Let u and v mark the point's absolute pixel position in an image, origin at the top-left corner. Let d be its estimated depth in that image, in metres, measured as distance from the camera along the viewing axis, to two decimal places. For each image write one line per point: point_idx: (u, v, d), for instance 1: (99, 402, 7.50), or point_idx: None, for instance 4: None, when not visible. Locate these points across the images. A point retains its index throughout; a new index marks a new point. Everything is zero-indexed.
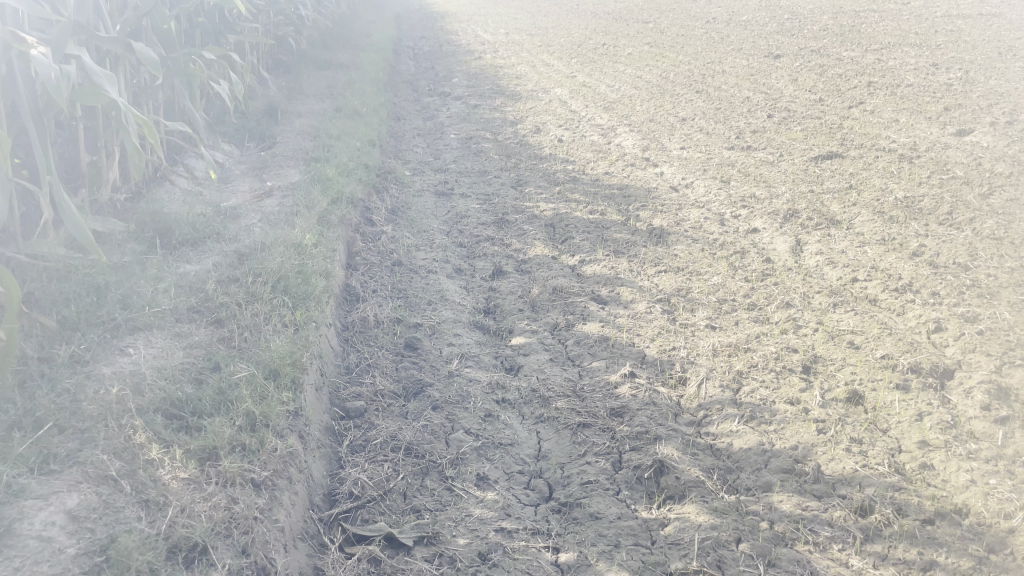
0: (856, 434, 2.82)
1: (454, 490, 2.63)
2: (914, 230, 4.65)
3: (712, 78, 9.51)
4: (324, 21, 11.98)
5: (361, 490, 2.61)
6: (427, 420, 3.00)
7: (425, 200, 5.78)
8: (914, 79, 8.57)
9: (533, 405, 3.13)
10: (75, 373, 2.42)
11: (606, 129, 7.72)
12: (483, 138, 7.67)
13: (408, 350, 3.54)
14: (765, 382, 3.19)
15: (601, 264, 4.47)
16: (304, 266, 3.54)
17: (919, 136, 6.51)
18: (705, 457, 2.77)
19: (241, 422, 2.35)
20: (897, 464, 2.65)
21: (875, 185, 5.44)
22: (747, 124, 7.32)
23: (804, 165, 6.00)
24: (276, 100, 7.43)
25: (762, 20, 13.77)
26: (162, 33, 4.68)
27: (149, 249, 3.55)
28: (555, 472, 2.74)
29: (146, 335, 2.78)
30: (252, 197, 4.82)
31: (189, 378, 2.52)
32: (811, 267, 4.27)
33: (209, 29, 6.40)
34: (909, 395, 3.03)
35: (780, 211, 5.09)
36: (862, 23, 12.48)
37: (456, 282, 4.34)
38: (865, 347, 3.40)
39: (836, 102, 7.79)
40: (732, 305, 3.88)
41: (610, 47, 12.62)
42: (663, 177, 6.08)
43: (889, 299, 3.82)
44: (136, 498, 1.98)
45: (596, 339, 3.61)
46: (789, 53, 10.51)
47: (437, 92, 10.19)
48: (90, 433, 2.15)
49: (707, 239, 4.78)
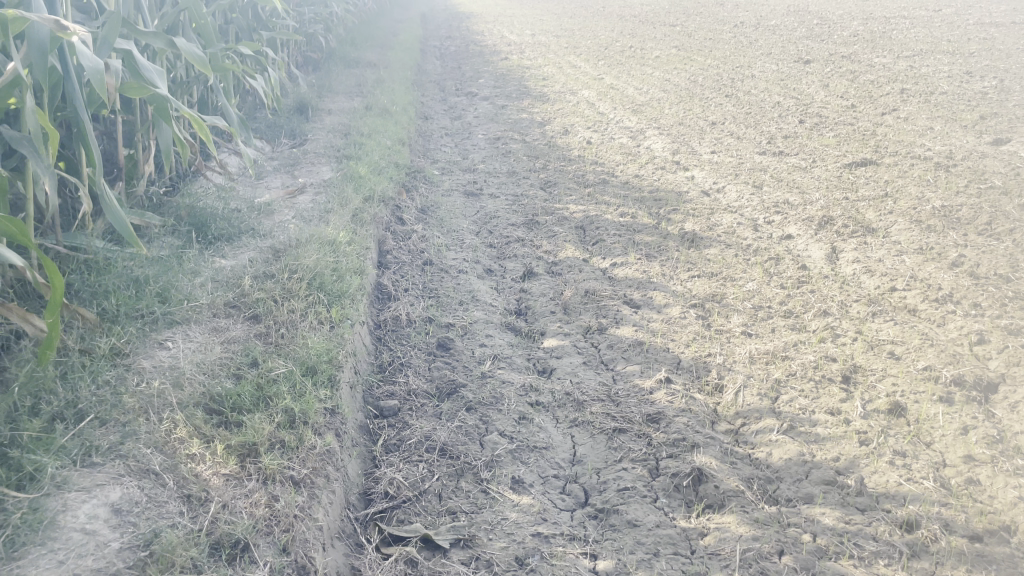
0: (899, 446, 2.76)
1: (489, 493, 2.60)
2: (952, 240, 4.57)
3: (741, 82, 9.44)
4: (352, 20, 12.05)
5: (396, 490, 2.59)
6: (461, 421, 2.97)
7: (454, 200, 5.76)
8: (948, 87, 8.46)
9: (567, 408, 3.09)
10: (116, 365, 2.41)
11: (635, 131, 7.68)
12: (512, 138, 7.66)
13: (441, 351, 3.51)
14: (804, 392, 3.13)
15: (633, 267, 4.43)
16: (339, 264, 3.53)
17: (955, 144, 6.41)
18: (743, 466, 2.73)
19: (280, 417, 2.34)
20: (942, 478, 2.60)
21: (911, 193, 5.35)
22: (778, 129, 7.25)
23: (838, 172, 5.92)
24: (307, 98, 7.43)
25: (790, 24, 13.66)
26: (198, 28, 4.63)
27: (186, 243, 3.57)
28: (590, 477, 2.71)
29: (184, 330, 2.78)
30: (285, 192, 4.84)
31: (228, 374, 2.51)
32: (848, 275, 4.20)
33: (242, 26, 6.38)
34: (953, 408, 2.96)
35: (815, 218, 5.02)
36: (893, 30, 12.35)
37: (487, 282, 4.32)
38: (906, 357, 3.33)
39: (869, 108, 7.69)
40: (768, 312, 3.83)
41: (637, 50, 12.57)
42: (694, 180, 6.03)
43: (928, 309, 3.75)
44: (177, 493, 1.97)
45: (630, 344, 3.57)
46: (819, 58, 10.41)
47: (464, 92, 10.19)
48: (131, 426, 2.13)
49: (741, 244, 4.71)
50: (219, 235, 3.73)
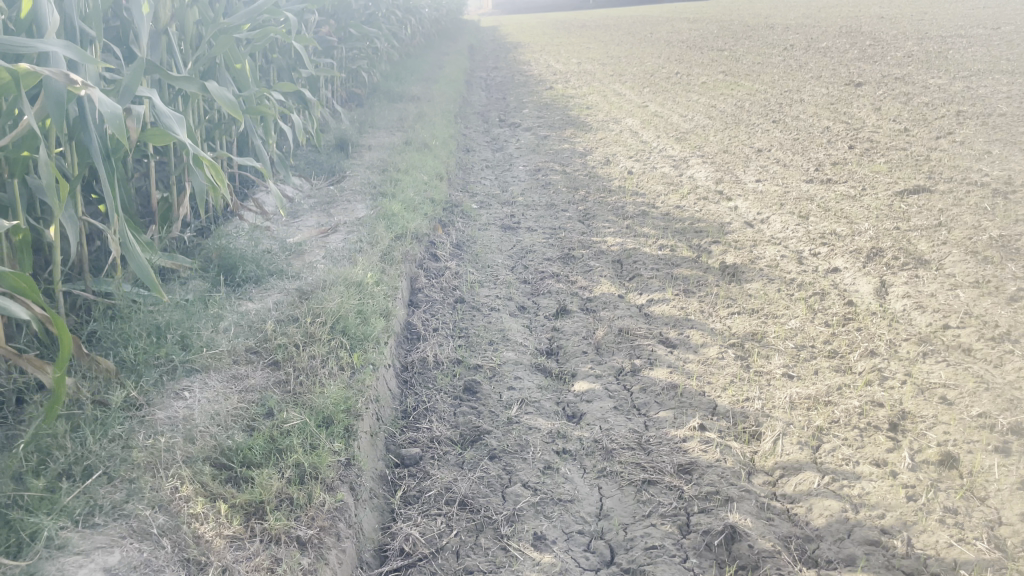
0: (951, 502, 2.56)
1: (509, 551, 2.49)
2: (1011, 273, 4.31)
3: (789, 107, 9.24)
4: (397, 55, 12.23)
5: (412, 547, 2.50)
6: (484, 471, 2.87)
7: (491, 234, 5.71)
8: (1007, 108, 8.14)
9: (595, 457, 2.97)
10: (129, 417, 2.40)
11: (678, 160, 7.54)
12: (552, 170, 7.60)
13: (467, 395, 3.43)
14: (848, 441, 2.95)
15: (670, 303, 4.31)
16: (364, 305, 3.49)
17: (1014, 169, 6.13)
18: (780, 523, 2.57)
19: (290, 473, 2.29)
20: (997, 539, 2.39)
21: (967, 222, 5.11)
22: (826, 155, 7.04)
23: (889, 199, 5.70)
24: (347, 135, 7.52)
25: (842, 47, 13.38)
26: (235, 71, 4.68)
27: (213, 286, 3.59)
28: (617, 534, 2.58)
29: (202, 378, 2.76)
30: (318, 232, 4.84)
31: (241, 426, 2.47)
32: (898, 311, 4.00)
33: (283, 66, 6.48)
34: (1011, 459, 2.74)
35: (863, 250, 4.82)
36: (949, 49, 12.01)
37: (519, 320, 4.23)
38: (960, 403, 3.11)
39: (923, 132, 7.43)
40: (811, 352, 3.65)
41: (683, 77, 12.45)
42: (737, 211, 5.86)
43: (984, 349, 3.52)
44: (177, 556, 1.93)
45: (664, 386, 3.44)
46: (870, 81, 10.14)
47: (507, 123, 10.20)
48: (137, 483, 2.11)
49: (784, 278, 4.54)
50: (247, 277, 3.73)
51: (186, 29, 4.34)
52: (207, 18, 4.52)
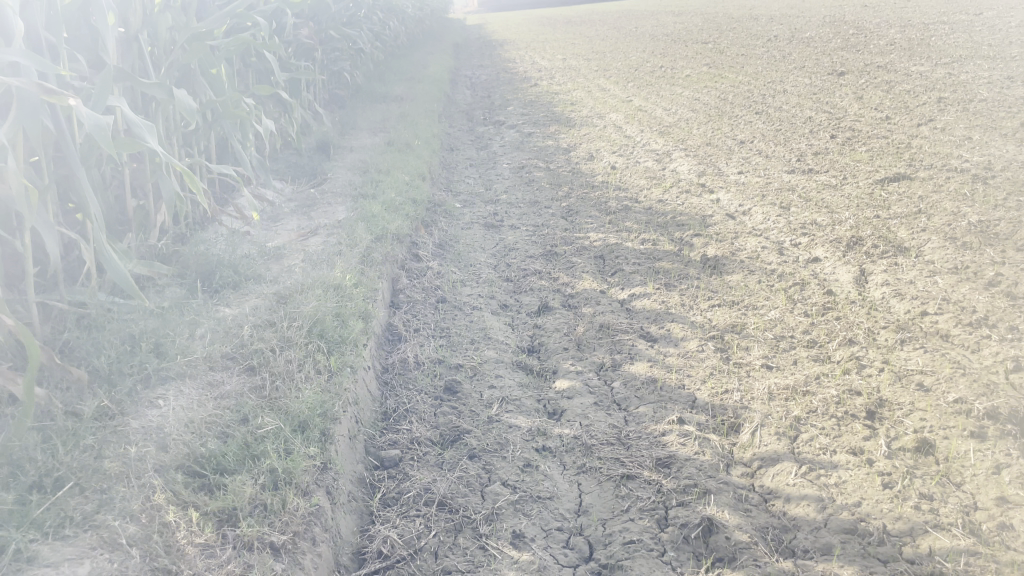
0: (926, 489, 2.58)
1: (488, 550, 2.50)
2: (990, 258, 4.33)
3: (772, 98, 9.26)
4: (381, 57, 12.20)
5: (390, 549, 2.51)
6: (463, 470, 2.88)
7: (473, 232, 5.71)
8: (988, 93, 8.17)
9: (575, 453, 2.97)
10: (102, 428, 2.40)
11: (661, 154, 7.55)
12: (536, 167, 7.59)
13: (448, 395, 3.43)
14: (826, 430, 2.97)
15: (651, 298, 4.31)
16: (342, 308, 3.49)
17: (994, 154, 6.15)
18: (757, 514, 2.59)
19: (263, 479, 2.29)
20: (972, 524, 2.40)
21: (947, 209, 5.13)
22: (808, 145, 7.06)
23: (870, 188, 5.72)
24: (329, 137, 7.51)
25: (826, 36, 13.41)
26: (209, 76, 4.66)
27: (190, 293, 3.58)
28: (595, 529, 2.59)
29: (177, 386, 2.75)
30: (297, 235, 4.84)
31: (215, 433, 2.47)
32: (877, 299, 4.01)
33: (261, 69, 6.46)
34: (987, 444, 2.74)
35: (843, 239, 4.83)
36: (930, 36, 12.06)
37: (501, 319, 4.23)
38: (937, 389, 3.13)
39: (904, 119, 7.46)
40: (791, 342, 3.66)
41: (667, 70, 12.45)
42: (719, 203, 5.87)
43: (962, 335, 3.54)
44: (148, 566, 1.94)
45: (644, 381, 3.45)
46: (853, 69, 10.16)
47: (491, 121, 10.20)
48: (109, 494, 2.12)
49: (765, 269, 4.55)
50: (225, 283, 3.73)
51: (159, 35, 4.31)
52: (180, 23, 4.49)
